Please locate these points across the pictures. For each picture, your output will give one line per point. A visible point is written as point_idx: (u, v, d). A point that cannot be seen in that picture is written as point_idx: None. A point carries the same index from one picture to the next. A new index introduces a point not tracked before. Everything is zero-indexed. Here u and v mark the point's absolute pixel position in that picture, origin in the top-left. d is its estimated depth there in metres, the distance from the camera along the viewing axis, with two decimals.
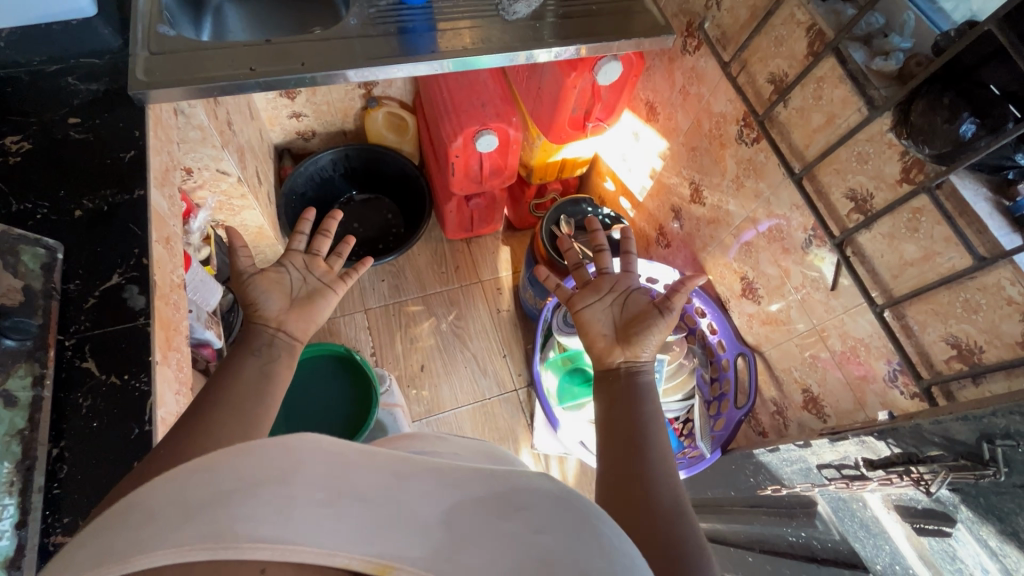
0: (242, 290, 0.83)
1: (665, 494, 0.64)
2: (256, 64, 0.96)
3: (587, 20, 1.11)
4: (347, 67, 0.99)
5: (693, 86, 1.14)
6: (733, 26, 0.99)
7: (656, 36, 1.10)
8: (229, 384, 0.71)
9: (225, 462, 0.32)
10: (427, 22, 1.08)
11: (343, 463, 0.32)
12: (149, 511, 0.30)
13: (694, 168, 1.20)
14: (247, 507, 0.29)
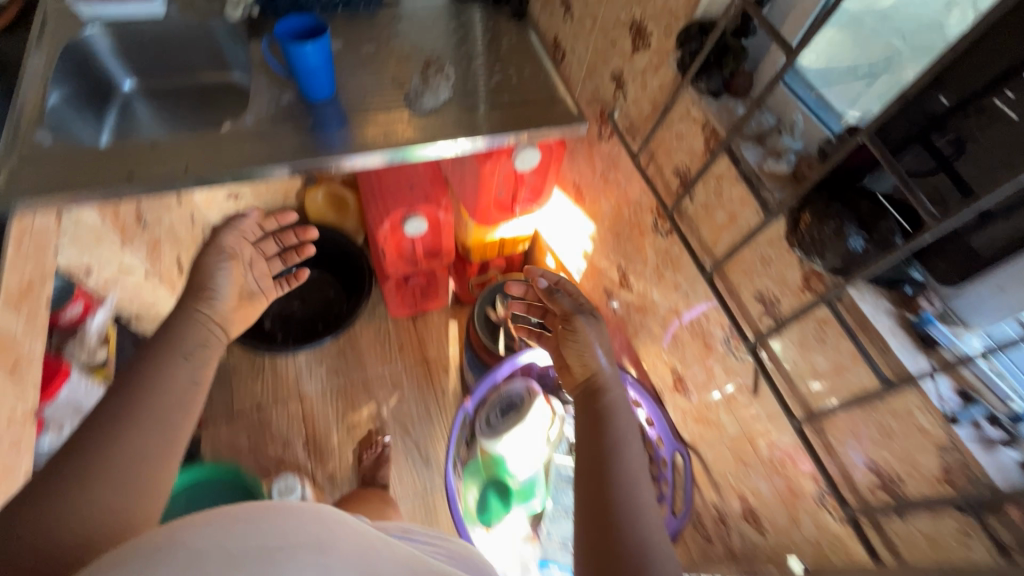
0: (201, 270, 0.86)
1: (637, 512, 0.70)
2: (136, 168, 0.90)
3: (502, 110, 1.08)
4: (236, 168, 0.94)
5: (611, 171, 1.10)
6: (639, 117, 0.96)
7: (567, 124, 1.07)
8: (139, 390, 0.66)
9: (254, 518, 0.42)
10: (336, 117, 1.03)
11: (367, 556, 0.46)
12: (195, 552, 0.38)
13: (620, 254, 1.15)
14: (294, 562, 0.39)
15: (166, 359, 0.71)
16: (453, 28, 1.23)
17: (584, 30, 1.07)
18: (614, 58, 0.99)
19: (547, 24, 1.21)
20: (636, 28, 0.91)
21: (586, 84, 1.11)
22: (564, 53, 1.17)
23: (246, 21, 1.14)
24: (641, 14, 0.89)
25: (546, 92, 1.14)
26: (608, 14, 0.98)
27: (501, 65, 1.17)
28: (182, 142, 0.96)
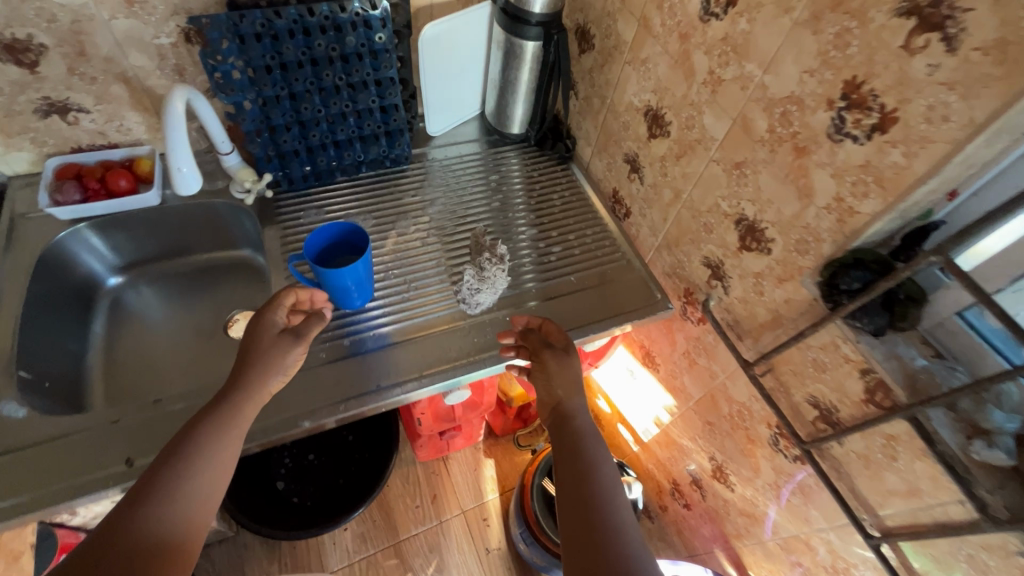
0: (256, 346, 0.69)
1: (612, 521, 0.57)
2: (136, 449, 0.71)
3: (568, 297, 0.93)
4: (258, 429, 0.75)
5: (701, 356, 0.94)
6: (748, 319, 0.80)
7: (648, 313, 0.93)
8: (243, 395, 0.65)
9: None
10: (378, 332, 0.86)
11: None
12: None
13: (713, 443, 0.98)
14: None
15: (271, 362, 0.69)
16: (494, 185, 1.08)
17: (660, 199, 0.92)
18: (709, 243, 0.84)
19: (604, 176, 1.07)
20: (746, 225, 0.75)
21: (663, 254, 0.96)
22: (629, 213, 1.02)
23: (263, 202, 0.98)
24: (756, 213, 0.73)
25: (614, 264, 0.99)
26: (700, 195, 0.83)
27: (555, 231, 1.02)
28: (196, 393, 0.77)
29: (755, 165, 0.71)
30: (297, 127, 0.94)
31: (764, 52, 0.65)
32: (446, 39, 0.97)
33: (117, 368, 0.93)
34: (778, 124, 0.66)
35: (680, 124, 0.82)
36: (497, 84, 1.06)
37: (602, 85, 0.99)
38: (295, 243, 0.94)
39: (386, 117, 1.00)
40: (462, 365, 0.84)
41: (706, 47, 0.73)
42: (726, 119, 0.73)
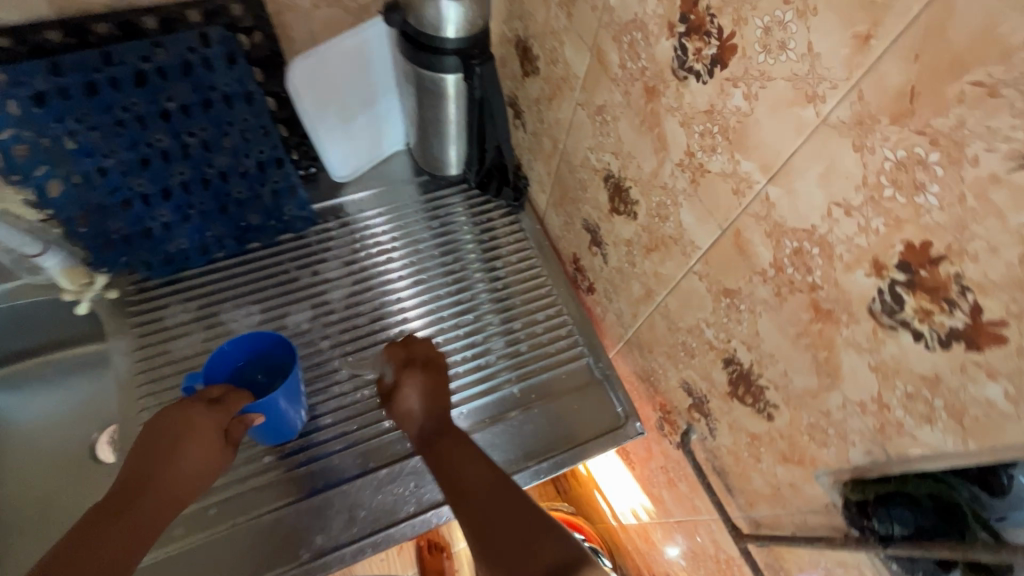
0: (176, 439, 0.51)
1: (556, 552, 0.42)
2: None
3: (516, 420, 0.73)
4: None
5: (681, 482, 0.74)
6: (741, 478, 0.59)
7: (611, 435, 0.73)
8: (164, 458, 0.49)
9: None
10: (289, 483, 0.65)
11: None
12: None
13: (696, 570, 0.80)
14: None
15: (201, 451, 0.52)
16: (426, 251, 0.84)
17: (629, 290, 0.69)
18: (689, 368, 0.61)
19: (562, 236, 0.83)
20: (738, 371, 0.53)
21: (633, 352, 0.73)
22: (592, 288, 0.79)
23: (111, 302, 0.74)
24: (753, 364, 0.50)
25: (574, 365, 0.78)
26: (677, 307, 0.59)
27: (501, 316, 0.80)
28: None
29: (753, 304, 0.48)
30: (141, 202, 0.70)
31: (770, 153, 0.40)
32: (330, 70, 0.72)
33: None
34: (789, 264, 0.42)
35: (650, 209, 0.58)
36: (415, 120, 0.80)
37: (553, 124, 0.72)
38: (153, 360, 0.72)
39: (263, 175, 0.76)
40: (401, 521, 0.64)
41: (683, 118, 0.47)
42: (712, 225, 0.49)
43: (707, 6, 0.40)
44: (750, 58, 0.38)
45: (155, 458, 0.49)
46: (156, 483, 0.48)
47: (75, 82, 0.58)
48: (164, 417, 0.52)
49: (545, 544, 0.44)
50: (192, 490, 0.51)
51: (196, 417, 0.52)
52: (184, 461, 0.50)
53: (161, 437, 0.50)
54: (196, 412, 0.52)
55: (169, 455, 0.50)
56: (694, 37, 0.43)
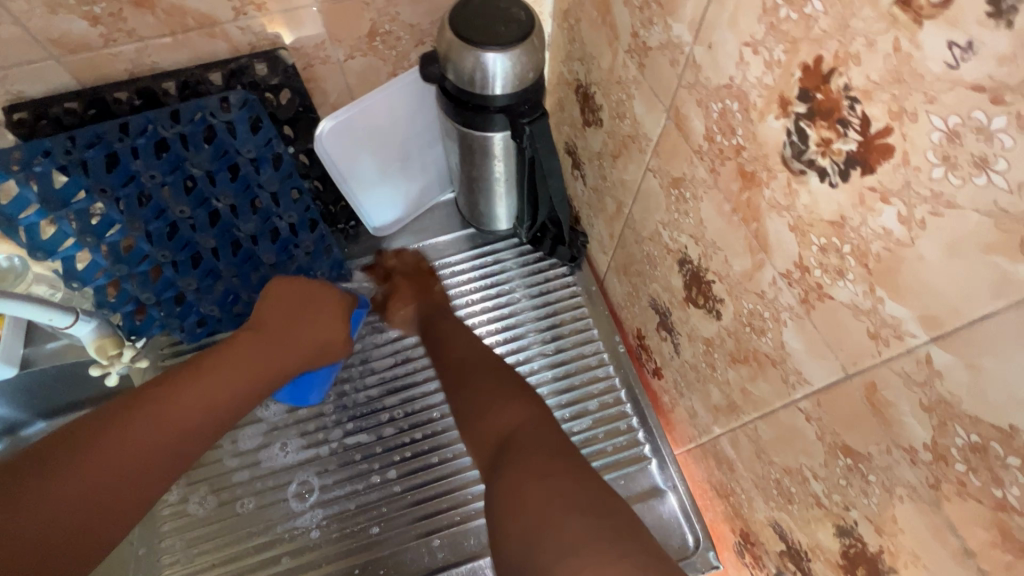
0: (286, 308, 0.61)
1: (509, 413, 0.53)
2: None
3: None
4: None
5: None
6: None
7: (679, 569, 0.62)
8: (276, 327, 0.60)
9: None
10: None
11: None
12: None
13: None
14: None
15: (313, 329, 0.61)
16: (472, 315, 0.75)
17: (705, 392, 0.56)
18: (784, 511, 0.48)
19: (625, 307, 0.70)
20: (858, 548, 0.39)
21: (708, 461, 0.60)
22: (659, 373, 0.67)
23: (144, 371, 0.72)
24: (883, 552, 0.37)
25: (635, 469, 0.66)
26: (771, 437, 0.46)
27: (554, 400, 0.70)
28: None
29: (890, 484, 0.34)
30: (171, 267, 0.65)
31: (943, 306, 0.27)
32: (361, 129, 0.66)
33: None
34: (961, 459, 0.28)
35: (738, 314, 0.45)
36: (460, 176, 0.72)
37: (617, 185, 0.61)
38: None
39: (293, 239, 0.70)
40: None
41: (795, 221, 0.35)
42: (831, 365, 0.36)
43: (846, 84, 0.28)
44: (917, 170, 0.25)
45: (281, 315, 0.61)
46: (281, 335, 0.59)
47: (96, 156, 0.54)
48: (305, 286, 0.63)
49: (508, 406, 0.54)
50: (300, 360, 0.60)
51: (324, 302, 0.63)
52: (300, 332, 0.60)
53: (305, 299, 0.62)
54: (328, 292, 0.64)
55: (300, 318, 0.61)
56: (820, 122, 0.30)
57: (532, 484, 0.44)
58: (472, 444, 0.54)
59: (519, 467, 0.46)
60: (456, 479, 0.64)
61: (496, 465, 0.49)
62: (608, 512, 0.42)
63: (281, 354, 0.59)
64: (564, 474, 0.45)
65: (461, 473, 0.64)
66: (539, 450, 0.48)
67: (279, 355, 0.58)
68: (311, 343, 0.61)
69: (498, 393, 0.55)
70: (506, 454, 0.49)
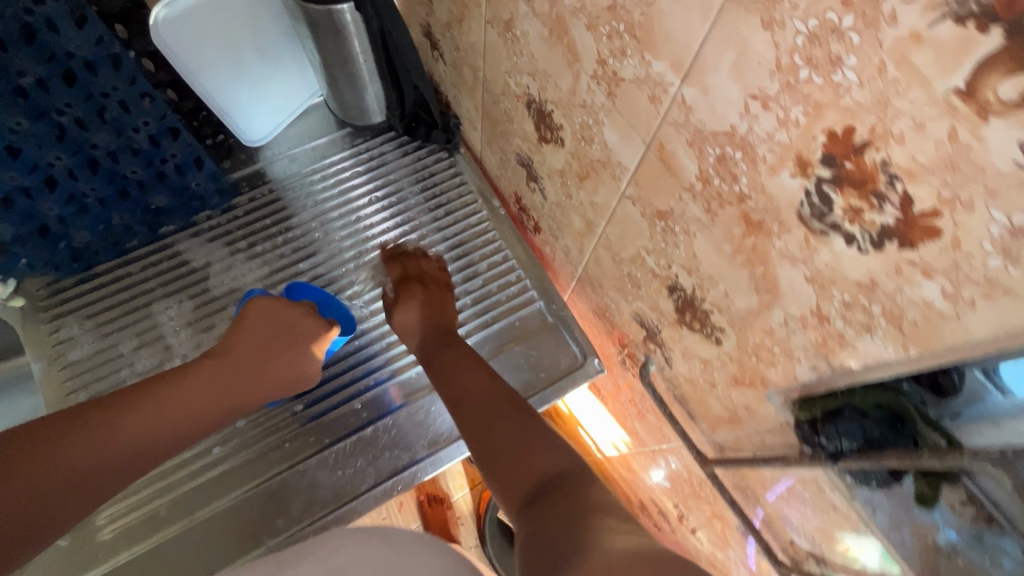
0: (260, 338, 0.58)
1: (548, 459, 0.45)
2: None
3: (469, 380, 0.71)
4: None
5: (650, 413, 0.73)
6: (700, 404, 0.57)
7: (576, 379, 0.72)
8: (251, 356, 0.56)
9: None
10: (235, 475, 0.63)
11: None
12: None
13: (675, 493, 0.81)
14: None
15: (279, 365, 0.58)
16: (354, 209, 0.80)
17: (571, 225, 0.64)
18: (639, 300, 0.58)
19: (501, 175, 0.76)
20: (683, 297, 0.50)
21: (586, 290, 0.70)
22: (538, 228, 0.74)
23: (21, 310, 0.71)
24: (696, 289, 0.47)
25: (527, 311, 0.74)
26: (617, 237, 0.55)
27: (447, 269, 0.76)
28: None
29: (687, 226, 0.43)
30: (22, 196, 0.62)
31: (680, 46, 0.34)
32: (204, 25, 0.64)
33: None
34: (714, 174, 0.37)
35: (574, 133, 0.52)
36: (319, 68, 0.73)
37: (468, 50, 0.65)
38: (82, 379, 0.69)
39: (156, 151, 0.68)
40: (364, 494, 0.63)
41: (589, 20, 0.41)
42: (636, 143, 0.44)
43: None
44: None
45: (261, 343, 0.57)
46: (248, 363, 0.56)
47: None
48: (279, 311, 0.60)
49: (544, 452, 0.46)
50: (265, 393, 0.58)
51: (294, 327, 0.60)
52: (271, 365, 0.57)
53: (278, 329, 0.59)
54: (308, 323, 0.61)
55: (275, 348, 0.58)
56: None
57: (565, 529, 0.36)
58: (502, 489, 0.46)
59: (564, 500, 0.39)
60: (366, 350, 0.69)
61: (534, 505, 0.41)
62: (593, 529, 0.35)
63: (244, 389, 0.55)
64: (595, 512, 0.37)
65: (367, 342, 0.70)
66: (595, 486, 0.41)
67: (241, 390, 0.55)
68: (276, 379, 0.58)
69: (521, 438, 0.48)
70: (559, 491, 0.41)
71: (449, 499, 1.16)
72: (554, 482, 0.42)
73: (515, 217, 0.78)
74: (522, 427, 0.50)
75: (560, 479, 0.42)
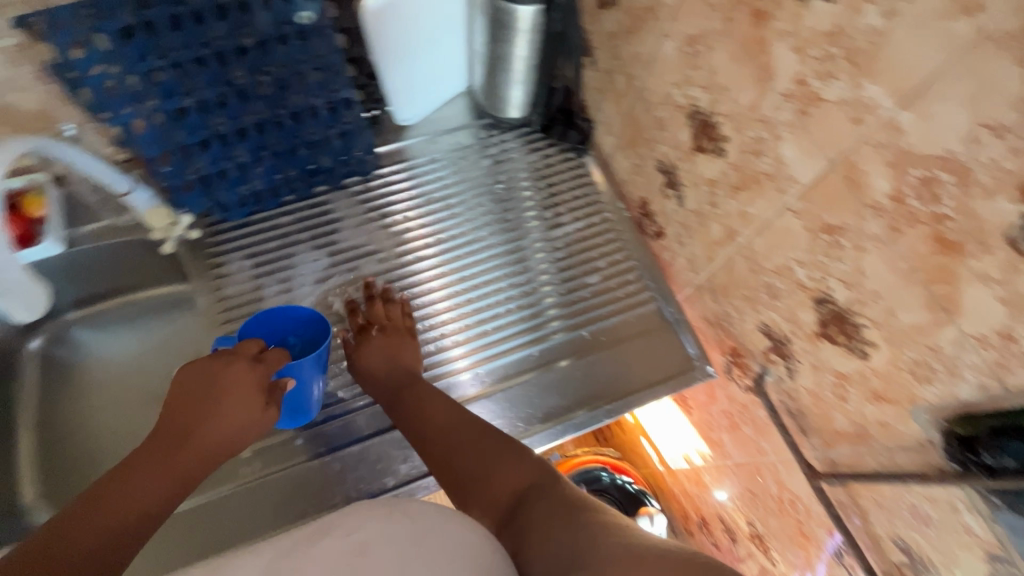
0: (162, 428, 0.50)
1: (508, 479, 0.54)
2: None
3: (574, 368, 0.73)
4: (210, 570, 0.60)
5: (747, 426, 0.75)
6: (820, 418, 0.60)
7: (685, 381, 0.74)
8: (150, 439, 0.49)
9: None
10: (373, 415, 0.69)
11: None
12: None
13: (752, 510, 0.82)
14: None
15: (231, 414, 0.52)
16: (422, 215, 0.82)
17: (706, 233, 0.68)
18: (772, 311, 0.61)
19: (630, 179, 0.81)
20: (832, 311, 0.52)
21: (704, 297, 0.73)
22: (660, 234, 0.78)
23: (190, 244, 0.78)
24: (851, 303, 0.50)
25: (641, 311, 0.77)
26: (765, 247, 0.58)
27: (556, 264, 0.80)
28: None
29: (860, 241, 0.47)
30: (217, 142, 0.70)
31: (907, 74, 0.38)
32: (403, 13, 0.71)
33: (40, 458, 0.76)
34: (912, 194, 0.41)
35: (742, 145, 0.56)
36: (484, 62, 0.79)
37: (629, 60, 0.70)
38: (236, 311, 0.76)
39: (335, 116, 0.76)
40: None
41: (798, 43, 0.45)
42: (818, 160, 0.48)
43: None
44: None
45: (180, 414, 0.50)
46: (180, 435, 0.49)
47: (161, 16, 0.58)
48: (202, 370, 0.52)
49: (506, 474, 0.55)
50: (225, 447, 0.51)
51: (235, 378, 0.52)
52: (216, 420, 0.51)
53: (211, 381, 0.52)
54: (236, 369, 0.53)
55: (211, 405, 0.51)
56: None
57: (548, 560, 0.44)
58: (478, 509, 0.54)
59: (538, 516, 0.49)
60: (479, 327, 0.75)
61: (511, 526, 0.50)
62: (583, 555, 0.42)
63: (191, 464, 0.48)
64: (566, 530, 0.46)
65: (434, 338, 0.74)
66: (549, 502, 0.50)
67: (177, 459, 0.48)
68: (228, 431, 0.51)
69: (478, 469, 0.56)
70: (524, 513, 0.50)
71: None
72: (528, 497, 0.52)
73: (637, 221, 0.82)
74: (472, 457, 0.57)
75: (531, 495, 0.52)
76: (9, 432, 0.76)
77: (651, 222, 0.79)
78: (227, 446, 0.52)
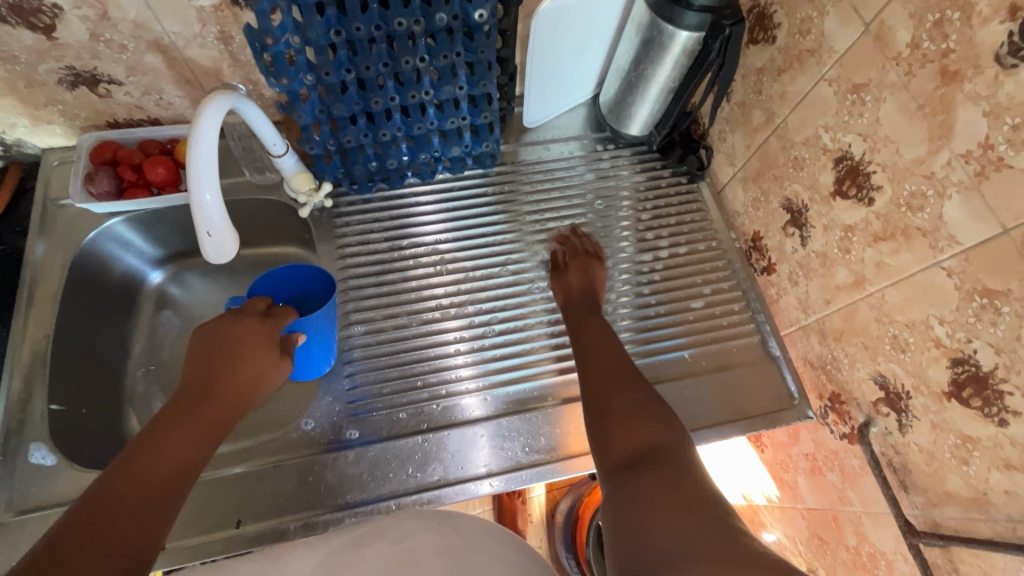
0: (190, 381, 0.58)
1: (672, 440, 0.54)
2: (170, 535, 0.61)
3: (663, 389, 0.74)
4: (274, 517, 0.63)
5: (831, 472, 0.75)
6: (928, 475, 0.60)
7: (777, 418, 0.74)
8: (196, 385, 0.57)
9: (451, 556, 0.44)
10: (461, 403, 0.71)
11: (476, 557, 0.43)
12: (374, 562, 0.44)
13: (816, 557, 0.81)
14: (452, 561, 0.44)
15: (258, 360, 0.61)
16: (452, 231, 0.83)
17: (827, 276, 0.68)
18: (894, 363, 0.61)
19: (745, 212, 0.82)
20: (971, 373, 0.53)
21: (808, 338, 0.74)
22: (770, 270, 0.79)
23: (318, 213, 0.82)
24: (997, 368, 0.50)
25: (742, 341, 0.78)
26: (899, 300, 0.59)
27: (648, 286, 0.81)
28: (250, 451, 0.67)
29: (1021, 308, 0.47)
30: (365, 119, 0.74)
31: None
32: (561, 21, 0.74)
33: (150, 388, 0.80)
34: None
35: (896, 197, 0.57)
36: (621, 76, 0.81)
37: (774, 97, 0.71)
38: (351, 273, 0.79)
39: (474, 110, 0.78)
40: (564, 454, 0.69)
41: (992, 108, 0.47)
42: (989, 224, 0.49)
43: None
44: None
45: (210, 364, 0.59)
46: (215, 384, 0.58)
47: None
48: (217, 331, 0.61)
49: (649, 428, 0.55)
50: (253, 389, 0.60)
51: (243, 332, 0.62)
52: (238, 368, 0.60)
53: (225, 341, 0.61)
54: (246, 325, 0.62)
55: (225, 358, 0.60)
56: None
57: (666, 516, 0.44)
58: (605, 447, 0.55)
59: (650, 479, 0.48)
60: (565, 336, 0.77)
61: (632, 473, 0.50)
62: (687, 512, 0.44)
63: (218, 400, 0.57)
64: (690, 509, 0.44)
65: (457, 361, 0.74)
66: (677, 465, 0.50)
67: (212, 400, 0.57)
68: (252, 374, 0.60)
69: (634, 414, 0.57)
70: (646, 466, 0.50)
71: (525, 491, 1.09)
72: (653, 455, 0.51)
73: (744, 252, 0.84)
74: (645, 396, 0.59)
75: (655, 456, 0.51)
76: (125, 357, 0.81)
77: (761, 255, 0.80)
78: (252, 386, 0.60)
